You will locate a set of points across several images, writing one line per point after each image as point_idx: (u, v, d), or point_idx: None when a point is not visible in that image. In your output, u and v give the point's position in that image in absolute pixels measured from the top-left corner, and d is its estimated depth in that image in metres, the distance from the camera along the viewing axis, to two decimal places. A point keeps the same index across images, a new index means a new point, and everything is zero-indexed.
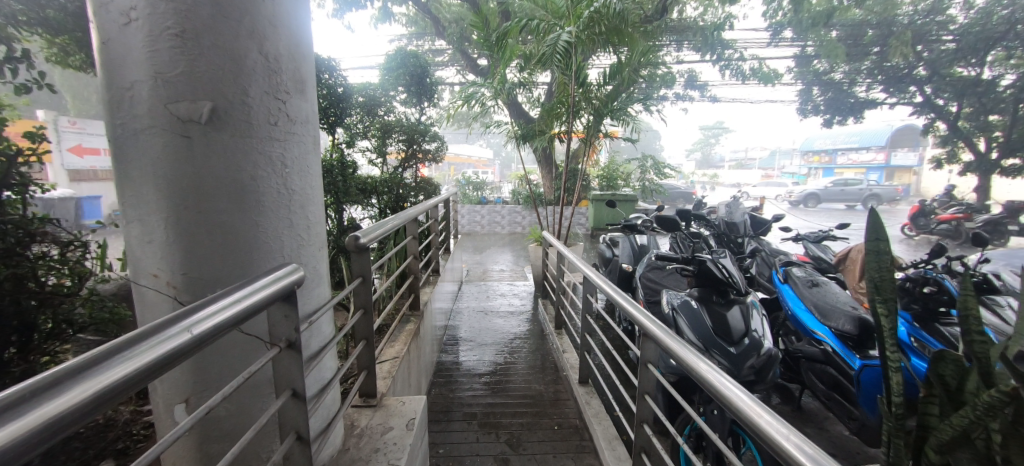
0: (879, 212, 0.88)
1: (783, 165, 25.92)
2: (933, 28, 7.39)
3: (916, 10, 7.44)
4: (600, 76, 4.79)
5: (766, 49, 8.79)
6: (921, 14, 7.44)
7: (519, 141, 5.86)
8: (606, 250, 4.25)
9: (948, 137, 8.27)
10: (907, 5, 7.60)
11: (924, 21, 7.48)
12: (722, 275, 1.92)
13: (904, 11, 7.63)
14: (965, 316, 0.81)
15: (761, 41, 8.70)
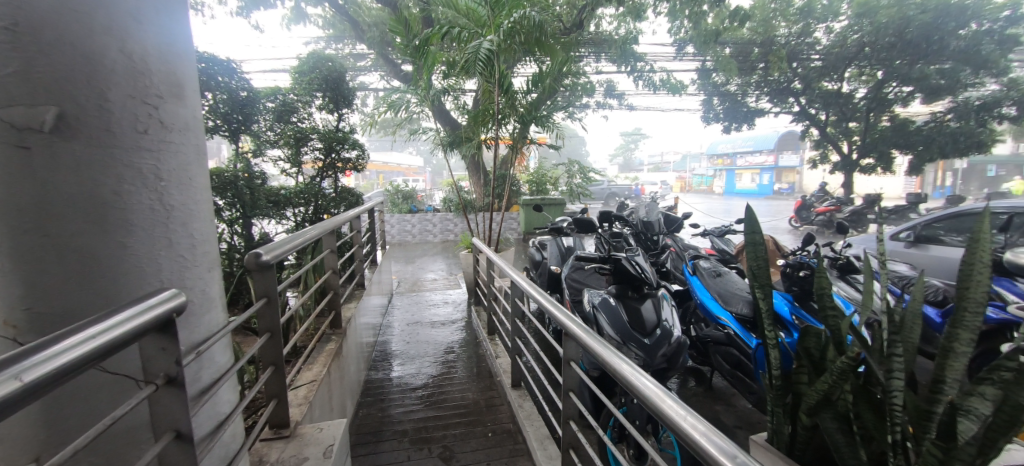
0: (753, 209, 1.00)
1: (693, 168, 28.33)
2: (804, 48, 8.62)
3: (790, 32, 8.61)
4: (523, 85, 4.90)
5: (672, 62, 9.60)
6: (794, 35, 8.59)
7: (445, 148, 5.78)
8: (535, 253, 4.34)
9: (820, 141, 9.60)
10: (784, 28, 8.75)
11: (796, 41, 8.65)
12: (636, 271, 2.04)
13: (782, 33, 8.76)
14: (821, 295, 0.95)
15: (668, 55, 9.49)
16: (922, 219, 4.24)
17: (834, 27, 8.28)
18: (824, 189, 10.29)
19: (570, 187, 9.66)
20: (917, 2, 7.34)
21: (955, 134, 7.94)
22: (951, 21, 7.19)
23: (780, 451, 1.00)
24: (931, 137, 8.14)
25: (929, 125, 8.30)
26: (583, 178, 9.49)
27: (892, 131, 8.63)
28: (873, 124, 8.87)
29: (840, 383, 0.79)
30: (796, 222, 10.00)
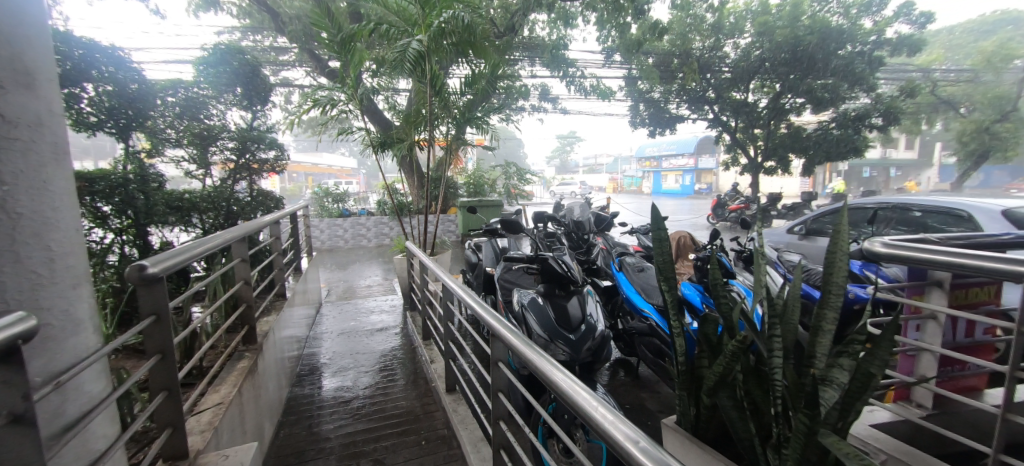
0: (657, 208, 1.07)
1: (623, 169, 29.86)
2: (715, 61, 9.45)
3: (704, 46, 9.47)
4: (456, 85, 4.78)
5: (601, 69, 10.05)
6: (707, 49, 9.41)
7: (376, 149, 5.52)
8: (471, 256, 4.31)
9: (731, 145, 10.57)
10: (698, 42, 9.55)
11: (709, 54, 9.47)
12: (562, 270, 2.10)
13: (697, 46, 9.55)
14: (717, 286, 1.04)
15: (597, 62, 9.91)
16: (813, 214, 4.82)
17: (740, 43, 9.18)
18: (734, 189, 11.33)
19: (508, 188, 9.71)
20: (805, 25, 8.36)
21: (836, 140, 9.12)
22: (830, 43, 8.29)
23: (686, 431, 1.08)
24: (818, 143, 9.29)
25: (816, 132, 9.47)
26: (520, 179, 9.59)
27: (788, 138, 9.72)
28: (773, 131, 9.93)
29: (731, 364, 0.87)
30: (712, 218, 10.91)
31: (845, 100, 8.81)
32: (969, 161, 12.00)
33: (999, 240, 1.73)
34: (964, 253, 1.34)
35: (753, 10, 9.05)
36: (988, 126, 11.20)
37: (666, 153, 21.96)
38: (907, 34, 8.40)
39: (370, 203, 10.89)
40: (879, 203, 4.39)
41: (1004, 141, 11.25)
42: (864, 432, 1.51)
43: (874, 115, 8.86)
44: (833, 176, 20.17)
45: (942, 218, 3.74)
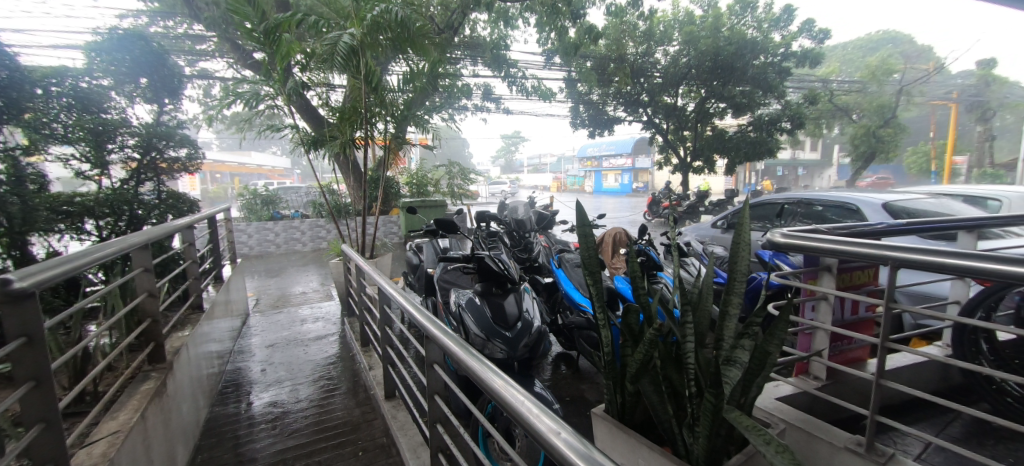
0: (581, 204, 1.10)
1: (566, 169, 30.65)
2: (647, 66, 9.96)
3: (637, 52, 9.94)
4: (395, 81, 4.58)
5: (542, 70, 10.22)
6: (639, 54, 9.92)
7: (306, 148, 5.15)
8: (412, 257, 4.19)
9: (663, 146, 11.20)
10: (632, 47, 10.02)
11: (641, 60, 9.97)
12: (498, 268, 2.09)
13: (631, 51, 10.02)
14: (637, 277, 1.09)
15: (538, 63, 10.06)
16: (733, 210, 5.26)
17: (668, 50, 9.77)
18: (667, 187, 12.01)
19: (452, 188, 9.54)
20: (724, 36, 9.07)
21: (753, 142, 9.98)
22: (745, 54, 9.07)
23: (614, 418, 1.13)
24: (738, 144, 10.02)
25: (736, 134, 10.28)
26: (464, 179, 9.49)
27: (713, 139, 10.40)
28: (699, 133, 10.66)
29: (649, 351, 0.92)
30: (647, 215, 11.50)
31: (760, 106, 9.65)
32: (860, 162, 13.67)
33: (876, 228, 1.98)
34: (848, 241, 1.52)
35: (679, 20, 9.67)
36: (874, 131, 12.82)
37: (606, 153, 22.88)
38: (809, 48, 9.38)
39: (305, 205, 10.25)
40: (787, 198, 4.86)
41: (886, 144, 12.90)
42: (770, 404, 1.69)
43: (783, 120, 9.79)
44: (752, 175, 22.07)
45: (838, 212, 4.22)
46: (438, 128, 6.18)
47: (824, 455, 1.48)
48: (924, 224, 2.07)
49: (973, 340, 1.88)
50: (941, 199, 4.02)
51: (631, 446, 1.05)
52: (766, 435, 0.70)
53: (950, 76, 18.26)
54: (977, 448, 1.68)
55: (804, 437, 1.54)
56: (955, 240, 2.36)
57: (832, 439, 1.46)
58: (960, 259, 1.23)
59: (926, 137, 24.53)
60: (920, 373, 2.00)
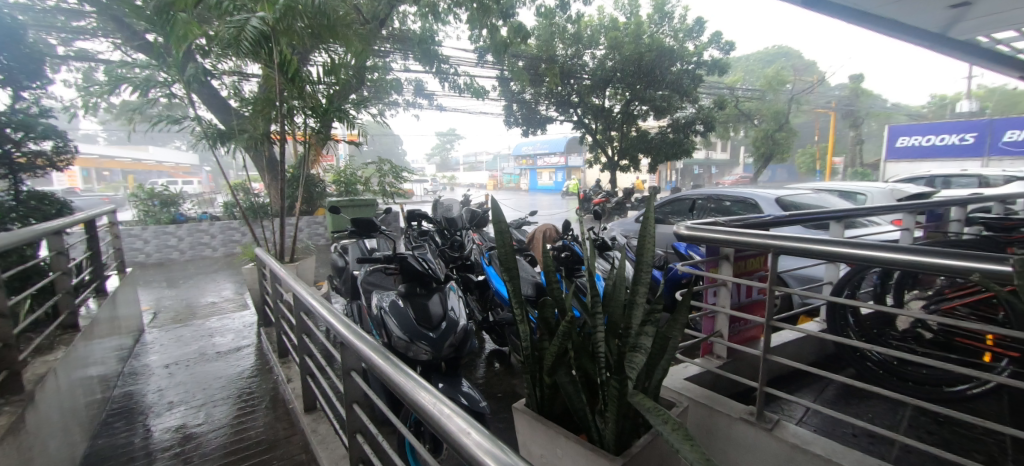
0: (497, 201, 1.11)
1: (502, 168, 30.84)
2: (576, 68, 10.30)
3: (566, 54, 10.26)
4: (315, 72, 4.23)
5: (475, 68, 10.09)
6: (567, 57, 10.24)
7: (213, 142, 4.61)
8: (338, 260, 3.86)
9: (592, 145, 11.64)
10: (562, 49, 10.29)
11: (571, 61, 10.29)
12: (422, 268, 2.04)
13: (560, 53, 10.29)
14: (551, 272, 1.12)
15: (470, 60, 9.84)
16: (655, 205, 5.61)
17: (595, 54, 10.21)
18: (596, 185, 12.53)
19: (382, 187, 8.52)
20: (645, 42, 9.65)
21: (673, 142, 10.64)
22: (663, 60, 9.69)
23: (534, 411, 1.14)
24: (659, 145, 10.58)
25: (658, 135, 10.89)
26: (396, 177, 8.45)
27: (636, 139, 10.79)
28: (625, 134, 11.07)
29: (563, 343, 0.96)
30: (578, 211, 11.93)
31: (677, 110, 10.38)
32: (761, 162, 15.26)
33: (766, 220, 2.21)
34: (741, 233, 1.68)
35: (605, 25, 10.11)
36: (771, 134, 14.40)
37: (539, 151, 23.43)
38: (717, 57, 10.27)
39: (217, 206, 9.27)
40: (700, 194, 5.24)
41: (780, 146, 14.62)
42: (679, 384, 1.84)
43: (697, 123, 10.63)
44: (671, 173, 23.77)
45: (743, 206, 4.66)
46: (366, 123, 5.84)
47: (723, 426, 1.64)
48: (803, 215, 2.35)
49: (840, 315, 2.18)
50: (821, 194, 4.60)
51: (549, 437, 1.07)
52: (665, 415, 0.76)
53: (829, 88, 21.06)
54: (845, 409, 1.96)
55: (707, 411, 1.70)
56: (828, 230, 2.71)
57: (730, 411, 1.63)
58: (827, 246, 1.42)
59: (814, 140, 27.99)
60: (800, 347, 2.29)
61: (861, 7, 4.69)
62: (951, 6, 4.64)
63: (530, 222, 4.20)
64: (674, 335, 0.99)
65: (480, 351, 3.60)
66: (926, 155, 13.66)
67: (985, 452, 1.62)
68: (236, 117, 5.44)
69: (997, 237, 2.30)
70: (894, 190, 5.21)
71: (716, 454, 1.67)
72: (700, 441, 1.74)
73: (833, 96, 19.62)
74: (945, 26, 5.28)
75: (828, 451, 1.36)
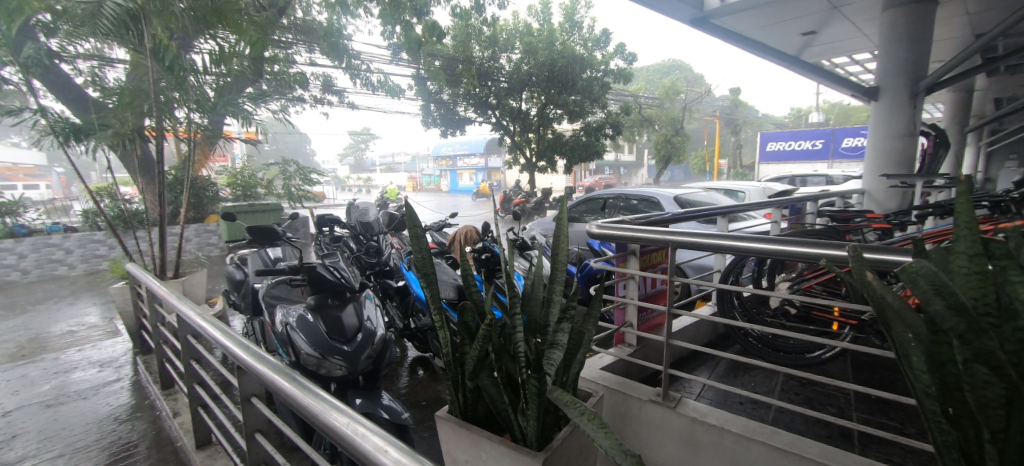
0: (412, 205, 1.09)
1: (422, 168, 30.08)
2: (492, 70, 10.42)
3: (482, 56, 10.34)
4: (200, 61, 3.77)
5: (389, 65, 9.63)
6: (483, 59, 10.32)
7: (66, 139, 3.86)
8: (235, 272, 3.43)
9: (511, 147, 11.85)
10: (479, 51, 10.34)
11: (487, 64, 10.37)
12: (333, 277, 1.91)
13: (477, 55, 10.33)
14: (469, 276, 1.12)
15: (384, 57, 9.40)
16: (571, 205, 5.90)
17: (510, 57, 10.44)
18: (515, 185, 12.76)
19: (288, 190, 7.83)
20: (557, 49, 10.05)
21: (587, 145, 11.24)
22: (575, 67, 10.15)
23: (457, 417, 1.13)
24: (573, 147, 11.09)
25: (571, 138, 11.39)
26: (304, 179, 7.83)
27: (553, 141, 11.19)
28: (541, 136, 11.34)
29: (486, 345, 0.97)
30: (499, 212, 12.06)
31: (589, 114, 10.94)
32: (662, 164, 16.77)
33: (666, 217, 2.42)
34: (644, 229, 1.82)
35: (519, 30, 10.36)
36: (670, 138, 15.96)
37: (459, 152, 23.27)
38: (622, 66, 11.02)
39: (75, 215, 7.82)
40: (610, 194, 5.59)
41: (677, 149, 16.14)
42: (595, 374, 1.95)
43: (606, 127, 11.30)
44: (586, 174, 25.11)
45: (649, 204, 5.07)
46: (266, 120, 5.33)
47: (635, 409, 1.77)
48: (695, 211, 2.62)
49: (727, 299, 2.47)
50: (711, 192, 5.17)
51: (473, 441, 1.07)
52: (583, 408, 0.82)
53: (714, 99, 23.72)
54: (734, 381, 2.24)
55: (620, 397, 1.82)
56: (715, 223, 3.05)
57: (640, 395, 1.76)
58: (715, 239, 1.61)
59: (704, 144, 31.45)
60: (696, 330, 2.55)
61: (737, 28, 5.37)
62: (802, 33, 5.53)
63: (451, 224, 4.11)
64: (588, 328, 1.06)
65: (402, 360, 3.45)
66: (790, 158, 16.04)
67: (836, 405, 1.96)
68: (98, 110, 4.62)
69: (838, 227, 2.77)
70: (765, 188, 6.04)
71: (630, 437, 1.80)
72: (615, 426, 1.86)
73: (718, 106, 22.17)
74: (799, 49, 6.27)
75: (720, 421, 1.54)
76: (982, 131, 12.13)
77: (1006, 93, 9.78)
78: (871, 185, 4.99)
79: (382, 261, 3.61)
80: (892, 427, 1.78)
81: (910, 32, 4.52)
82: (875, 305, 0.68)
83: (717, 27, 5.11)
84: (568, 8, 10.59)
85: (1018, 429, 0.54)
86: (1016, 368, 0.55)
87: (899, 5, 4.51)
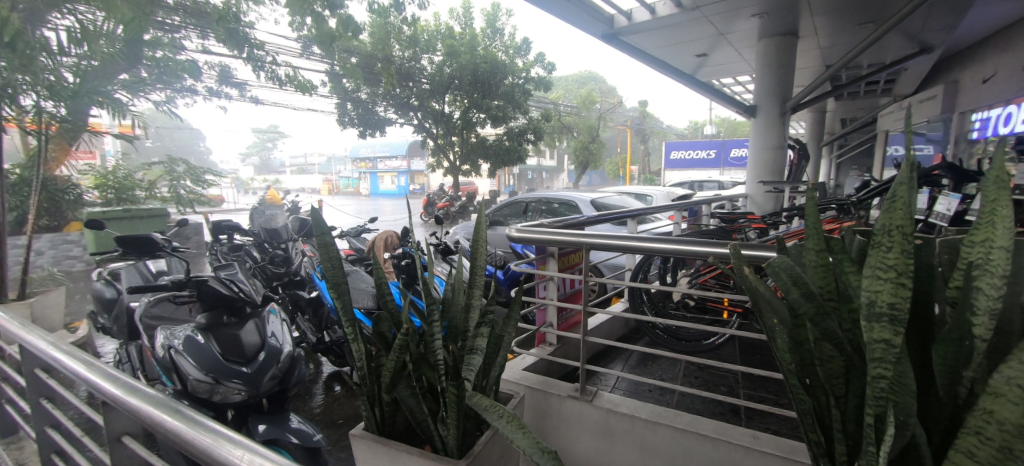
0: (319, 211, 1.03)
1: (338, 170, 28.41)
2: (413, 71, 10.20)
3: (402, 55, 10.11)
4: (54, 38, 3.23)
5: (299, 59, 8.84)
6: (405, 58, 10.08)
7: None
8: (104, 289, 2.92)
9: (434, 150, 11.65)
10: (398, 50, 10.06)
11: (408, 64, 10.12)
12: (229, 292, 1.71)
13: (397, 54, 10.04)
14: (382, 285, 1.08)
15: (293, 50, 8.68)
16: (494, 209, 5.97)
17: (432, 59, 10.29)
18: (438, 189, 12.55)
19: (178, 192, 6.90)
20: (479, 54, 10.10)
21: (510, 150, 11.47)
22: (497, 73, 10.27)
23: (374, 433, 1.08)
24: (496, 151, 11.24)
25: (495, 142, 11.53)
26: (197, 180, 6.95)
27: (476, 145, 11.21)
28: (465, 139, 11.30)
29: (402, 356, 0.94)
30: (422, 216, 11.78)
31: (511, 119, 11.09)
32: (581, 169, 17.71)
33: (582, 220, 2.55)
34: (561, 233, 1.90)
35: (441, 32, 10.21)
36: (587, 145, 17.32)
37: (379, 154, 22.30)
38: (542, 74, 11.37)
39: None
40: (532, 197, 5.75)
41: (594, 155, 17.18)
42: (517, 375, 1.98)
43: (528, 132, 11.58)
44: (510, 178, 25.58)
45: (567, 207, 5.31)
46: (145, 113, 4.65)
47: (555, 406, 1.83)
48: (609, 214, 2.79)
49: (637, 295, 2.67)
50: (623, 197, 5.54)
51: (392, 457, 1.02)
52: (502, 411, 0.84)
53: (625, 109, 25.48)
54: (644, 371, 2.42)
55: (541, 395, 1.87)
56: (626, 225, 3.27)
57: (560, 392, 1.83)
58: (625, 240, 1.72)
59: (617, 151, 33.81)
60: (610, 326, 2.71)
61: (643, 47, 5.83)
62: (697, 54, 6.17)
63: (369, 230, 3.89)
64: (508, 331, 1.07)
65: (315, 377, 3.21)
66: (689, 166, 17.84)
67: (727, 385, 2.21)
68: None
69: (726, 228, 3.15)
70: (669, 192, 6.62)
71: (551, 434, 1.85)
72: (536, 424, 1.90)
73: (629, 116, 23.95)
74: (694, 69, 7.01)
75: (632, 409, 1.66)
76: (834, 144, 14.52)
77: (848, 115, 11.88)
78: (752, 190, 5.72)
79: (291, 270, 3.30)
80: (770, 399, 2.06)
81: (779, 60, 5.30)
82: (751, 295, 0.79)
83: (626, 43, 5.51)
84: (489, 14, 10.69)
85: (855, 394, 0.66)
86: (851, 342, 0.68)
87: (771, 36, 5.27)
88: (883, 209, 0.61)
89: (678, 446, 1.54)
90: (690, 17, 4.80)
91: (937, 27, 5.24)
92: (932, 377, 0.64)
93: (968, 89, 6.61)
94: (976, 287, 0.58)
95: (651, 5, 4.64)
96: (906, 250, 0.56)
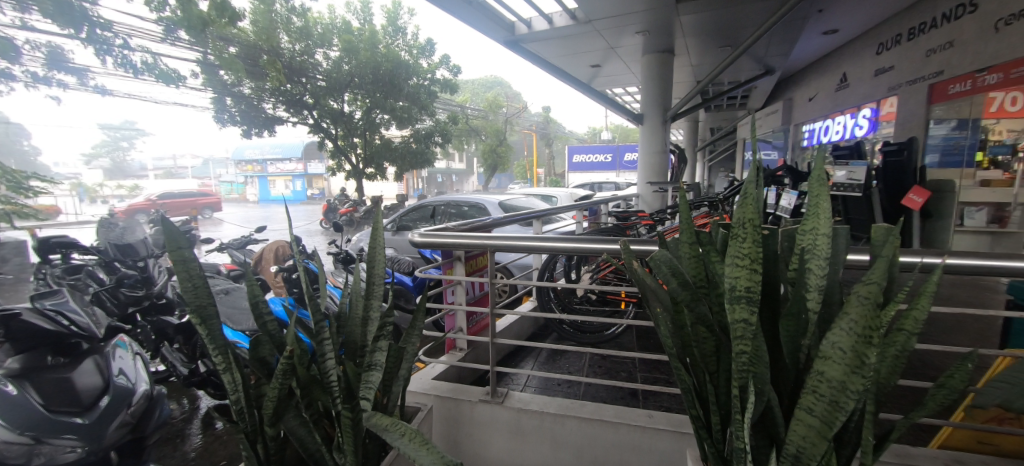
0: (171, 221, 0.87)
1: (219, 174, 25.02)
2: (307, 67, 9.38)
3: (293, 48, 9.18)
4: None
5: (161, 45, 7.54)
6: (296, 52, 9.20)
7: None
8: None
9: (335, 152, 10.83)
10: (286, 42, 9.07)
11: (300, 58, 9.25)
12: (55, 327, 1.38)
13: (286, 46, 9.07)
14: (257, 306, 0.96)
15: (152, 34, 7.36)
16: (399, 213, 5.73)
17: (328, 54, 9.54)
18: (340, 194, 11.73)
19: None
20: (380, 52, 9.67)
21: (416, 153, 11.20)
22: (400, 73, 9.95)
23: None
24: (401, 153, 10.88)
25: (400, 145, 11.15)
26: None
27: (380, 147, 10.76)
28: (368, 141, 10.77)
29: (290, 382, 0.85)
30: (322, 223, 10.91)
31: (417, 121, 10.86)
32: (489, 171, 17.92)
33: (489, 222, 2.56)
34: (467, 237, 1.88)
35: (337, 26, 9.51)
36: (494, 148, 17.62)
37: (268, 156, 20.02)
38: (447, 77, 11.24)
39: None
40: (440, 201, 5.64)
41: (501, 158, 17.47)
42: (426, 384, 1.91)
43: (435, 134, 11.42)
44: (417, 181, 24.92)
45: (476, 210, 5.32)
46: None
47: (466, 411, 1.80)
48: (515, 216, 2.84)
49: (544, 294, 2.76)
50: (529, 198, 5.72)
51: None
52: (403, 429, 0.80)
53: (529, 114, 26.49)
54: (553, 366, 2.51)
55: (451, 404, 1.83)
56: (532, 226, 3.36)
57: (470, 397, 1.80)
58: (529, 241, 1.76)
59: (523, 153, 34.89)
60: (519, 325, 2.76)
61: (544, 54, 6.07)
62: (591, 64, 6.61)
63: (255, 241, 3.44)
64: (411, 341, 1.03)
65: (189, 415, 2.77)
66: (589, 169, 19.11)
67: (626, 371, 2.39)
68: None
69: (621, 225, 3.42)
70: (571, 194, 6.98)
71: (463, 440, 1.82)
72: (447, 433, 1.86)
73: (533, 121, 24.86)
74: (590, 78, 7.50)
75: (541, 405, 1.70)
76: (705, 149, 16.67)
77: (715, 124, 13.73)
78: (642, 190, 6.28)
79: (154, 292, 2.80)
80: (662, 379, 2.28)
81: (659, 74, 5.91)
82: (639, 287, 0.85)
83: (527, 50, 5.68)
84: (389, 11, 10.26)
85: (724, 367, 0.74)
86: (720, 322, 0.76)
87: (652, 52, 5.87)
88: (738, 205, 0.70)
89: (584, 436, 1.61)
90: (583, 29, 5.12)
91: (776, 53, 6.28)
92: (779, 346, 0.74)
93: (800, 105, 8.03)
94: (807, 268, 0.70)
95: (549, 15, 4.83)
96: (756, 239, 0.66)
